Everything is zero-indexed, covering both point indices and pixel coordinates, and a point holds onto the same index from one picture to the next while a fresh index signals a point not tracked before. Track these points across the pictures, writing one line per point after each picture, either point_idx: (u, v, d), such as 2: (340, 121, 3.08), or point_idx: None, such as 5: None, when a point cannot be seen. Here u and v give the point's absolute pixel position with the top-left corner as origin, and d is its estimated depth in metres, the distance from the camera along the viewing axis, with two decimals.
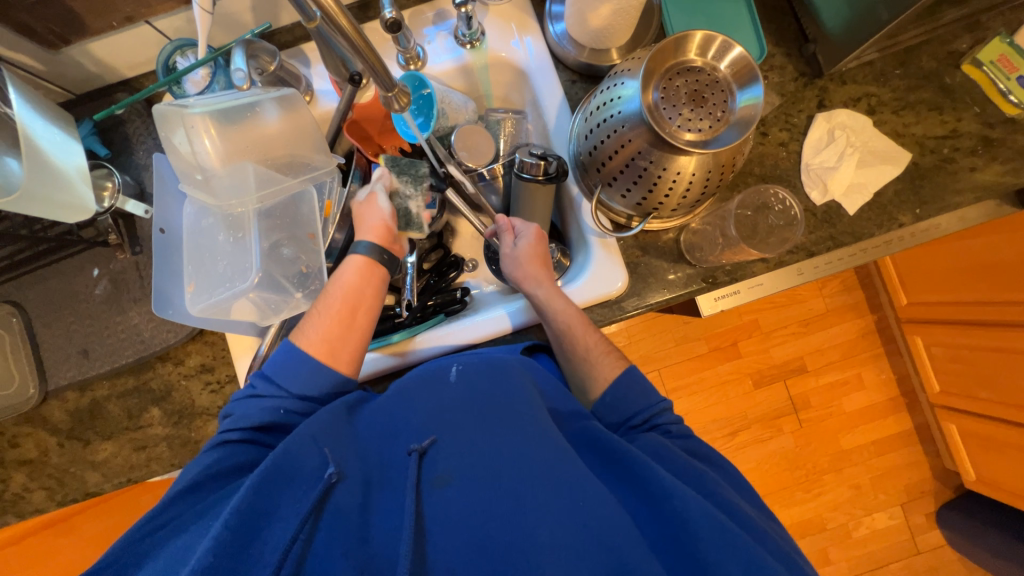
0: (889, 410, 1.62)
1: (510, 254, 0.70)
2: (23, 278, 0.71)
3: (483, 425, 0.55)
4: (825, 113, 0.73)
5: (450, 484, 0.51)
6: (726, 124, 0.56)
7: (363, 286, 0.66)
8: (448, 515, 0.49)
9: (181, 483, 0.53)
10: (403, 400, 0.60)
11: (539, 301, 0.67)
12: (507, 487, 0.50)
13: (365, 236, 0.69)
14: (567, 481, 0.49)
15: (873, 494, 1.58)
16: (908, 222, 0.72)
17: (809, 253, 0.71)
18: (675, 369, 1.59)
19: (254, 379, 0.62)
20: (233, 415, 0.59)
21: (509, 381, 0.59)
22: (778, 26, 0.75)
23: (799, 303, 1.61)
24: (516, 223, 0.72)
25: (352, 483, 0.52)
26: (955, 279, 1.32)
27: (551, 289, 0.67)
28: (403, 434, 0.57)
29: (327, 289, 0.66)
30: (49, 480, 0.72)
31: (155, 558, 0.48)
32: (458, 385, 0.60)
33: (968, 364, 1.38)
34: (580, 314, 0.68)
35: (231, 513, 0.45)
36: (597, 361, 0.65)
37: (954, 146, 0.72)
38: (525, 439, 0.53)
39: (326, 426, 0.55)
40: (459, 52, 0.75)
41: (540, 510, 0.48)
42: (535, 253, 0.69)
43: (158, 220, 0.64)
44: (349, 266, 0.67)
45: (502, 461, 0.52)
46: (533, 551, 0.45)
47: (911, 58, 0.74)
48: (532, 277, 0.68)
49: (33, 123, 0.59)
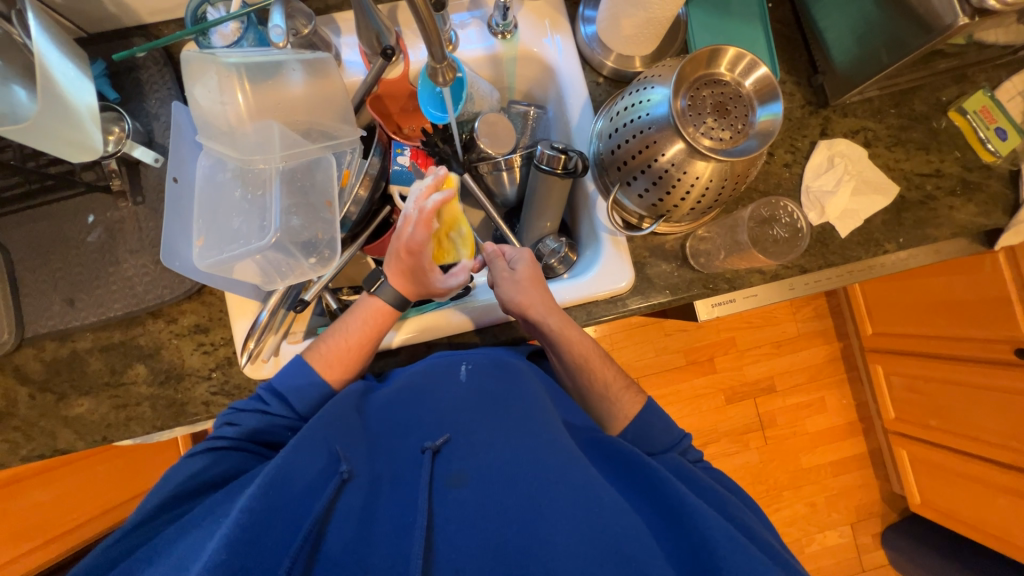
0: (847, 433, 1.71)
1: (520, 283, 0.67)
2: (9, 216, 0.67)
3: (494, 424, 0.58)
4: (827, 141, 0.78)
5: (465, 484, 0.52)
6: (746, 136, 0.60)
7: (377, 331, 0.66)
8: (461, 514, 0.50)
9: (180, 479, 0.54)
10: (413, 398, 0.61)
11: (551, 331, 0.66)
12: (523, 489, 0.51)
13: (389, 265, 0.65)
14: (580, 484, 0.51)
15: (827, 513, 1.67)
16: (891, 250, 0.78)
17: (802, 270, 0.76)
18: (653, 379, 1.64)
19: (263, 394, 0.61)
20: (238, 425, 0.58)
21: (517, 386, 0.63)
22: (790, 55, 0.81)
23: (774, 324, 1.69)
24: (508, 250, 0.72)
25: (361, 482, 0.52)
26: (919, 313, 1.42)
27: (563, 321, 0.67)
28: (414, 432, 0.58)
29: (344, 319, 0.67)
30: (13, 433, 0.68)
31: (161, 558, 0.46)
32: (467, 385, 0.62)
33: (922, 393, 1.48)
34: (587, 343, 0.69)
35: (240, 512, 0.44)
36: (617, 398, 0.68)
37: (937, 185, 0.79)
38: (537, 443, 0.55)
39: (336, 422, 0.56)
40: (491, 41, 0.77)
41: (556, 514, 0.49)
42: (533, 282, 0.68)
43: (173, 168, 0.63)
44: (370, 301, 0.67)
45: (517, 464, 0.53)
46: (550, 554, 0.46)
47: (905, 99, 0.80)
48: (544, 307, 0.66)
49: (47, 53, 0.56)
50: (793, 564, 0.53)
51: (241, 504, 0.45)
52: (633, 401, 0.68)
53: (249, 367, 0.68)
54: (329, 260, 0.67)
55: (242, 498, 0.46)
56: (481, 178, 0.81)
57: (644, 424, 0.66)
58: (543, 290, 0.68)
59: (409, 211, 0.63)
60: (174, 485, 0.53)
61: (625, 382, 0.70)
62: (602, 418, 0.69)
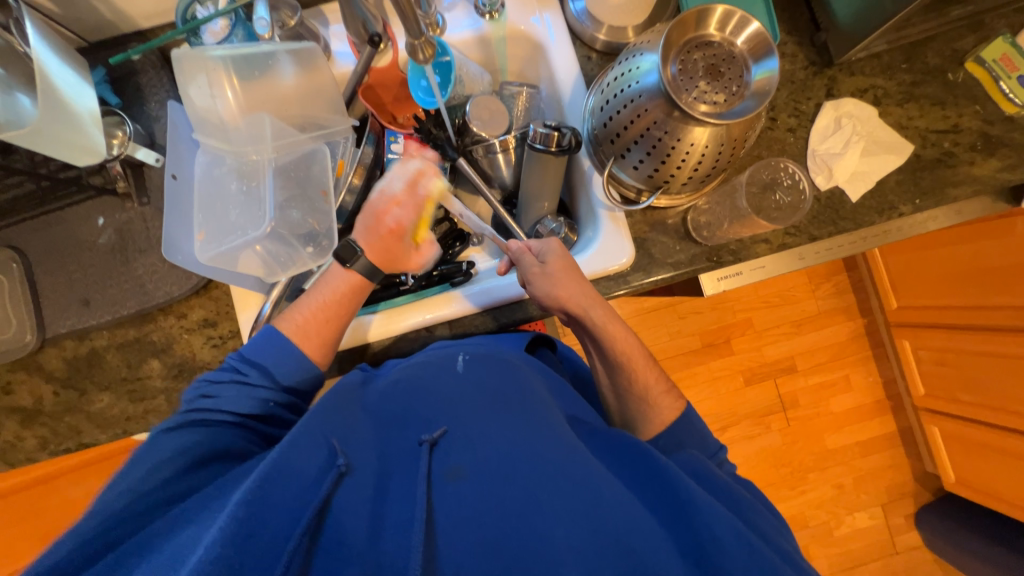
0: (874, 412, 1.65)
1: (554, 271, 0.66)
2: (26, 223, 0.70)
3: (489, 412, 0.58)
4: (833, 102, 0.75)
5: (462, 478, 0.52)
6: (741, 97, 0.58)
7: (348, 300, 0.66)
8: (459, 509, 0.49)
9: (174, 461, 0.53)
10: (409, 389, 0.61)
11: (593, 322, 0.66)
12: (522, 484, 0.50)
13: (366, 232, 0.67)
14: (577, 477, 0.51)
15: (855, 494, 1.62)
16: (907, 212, 0.74)
17: (811, 237, 0.73)
18: (668, 363, 1.61)
19: (238, 364, 0.62)
20: (218, 397, 0.59)
21: (512, 376, 0.63)
22: (790, 15, 0.77)
23: (792, 303, 1.64)
24: (534, 243, 0.69)
25: (360, 475, 0.52)
26: (946, 283, 1.35)
27: (605, 312, 0.67)
28: (411, 425, 0.58)
29: (312, 290, 0.66)
30: (41, 428, 0.71)
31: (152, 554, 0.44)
32: (461, 376, 0.63)
33: (954, 367, 1.41)
34: (627, 336, 0.68)
35: (236, 505, 0.45)
36: (657, 403, 0.67)
37: (955, 141, 0.75)
38: (535, 436, 0.55)
39: (331, 417, 0.56)
40: (478, 22, 0.76)
41: (553, 509, 0.48)
42: (566, 272, 0.66)
43: (170, 165, 0.64)
44: (342, 272, 0.66)
45: (514, 457, 0.52)
46: (552, 551, 0.46)
47: (917, 53, 0.76)
48: (585, 297, 0.66)
49: (47, 60, 0.59)
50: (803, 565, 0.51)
51: (235, 502, 0.45)
52: (664, 404, 0.67)
53: None
54: (327, 249, 0.68)
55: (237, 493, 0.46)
56: (476, 162, 0.80)
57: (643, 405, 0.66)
58: (578, 275, 0.67)
59: (389, 184, 0.68)
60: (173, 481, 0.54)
61: (641, 364, 0.68)
62: (635, 421, 0.68)
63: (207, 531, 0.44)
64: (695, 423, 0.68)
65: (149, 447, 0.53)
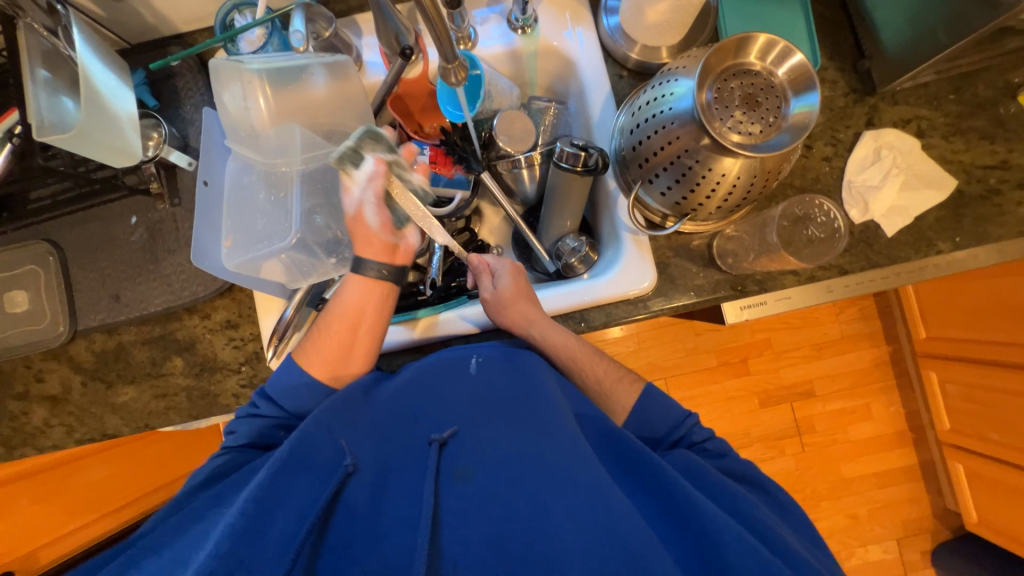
0: (895, 443, 1.60)
1: (490, 296, 0.68)
2: (63, 218, 0.73)
3: (501, 416, 0.56)
4: (873, 131, 0.72)
5: (469, 479, 0.50)
6: (778, 129, 0.56)
7: (372, 309, 0.64)
8: (462, 509, 0.48)
9: (198, 477, 0.56)
10: (420, 389, 0.60)
11: (537, 339, 0.66)
12: (530, 486, 0.49)
13: (373, 223, 0.63)
14: (583, 482, 0.47)
15: (869, 526, 1.57)
16: (946, 250, 0.71)
17: (842, 272, 0.71)
18: (682, 379, 1.59)
19: (256, 398, 0.63)
20: (235, 432, 0.61)
21: (525, 376, 0.60)
22: (833, 38, 0.75)
23: (815, 326, 1.59)
24: (491, 263, 0.72)
25: (367, 472, 0.52)
26: (981, 317, 1.30)
27: (546, 328, 0.66)
28: (423, 422, 0.57)
29: (330, 306, 0.64)
30: (68, 416, 0.74)
31: (164, 551, 0.47)
32: (476, 379, 0.60)
33: (984, 405, 1.36)
34: (573, 343, 0.67)
35: (247, 501, 0.45)
36: (612, 392, 0.66)
37: (1002, 178, 0.71)
38: (545, 438, 0.52)
39: (340, 412, 0.55)
40: (511, 37, 0.76)
41: (562, 512, 0.46)
42: (517, 295, 0.68)
43: (203, 172, 0.66)
44: (357, 285, 0.64)
45: (522, 457, 0.51)
46: (552, 555, 0.44)
47: (966, 84, 0.73)
48: (518, 314, 0.66)
49: (92, 65, 0.60)
50: (811, 563, 0.46)
51: (245, 498, 0.45)
52: (629, 392, 0.65)
53: (275, 362, 0.71)
54: (349, 260, 0.70)
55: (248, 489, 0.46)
56: (500, 176, 0.80)
57: (650, 410, 0.64)
58: (516, 292, 0.67)
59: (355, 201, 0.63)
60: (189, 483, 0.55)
61: (620, 372, 0.68)
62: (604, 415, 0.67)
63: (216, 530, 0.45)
64: (665, 399, 0.64)
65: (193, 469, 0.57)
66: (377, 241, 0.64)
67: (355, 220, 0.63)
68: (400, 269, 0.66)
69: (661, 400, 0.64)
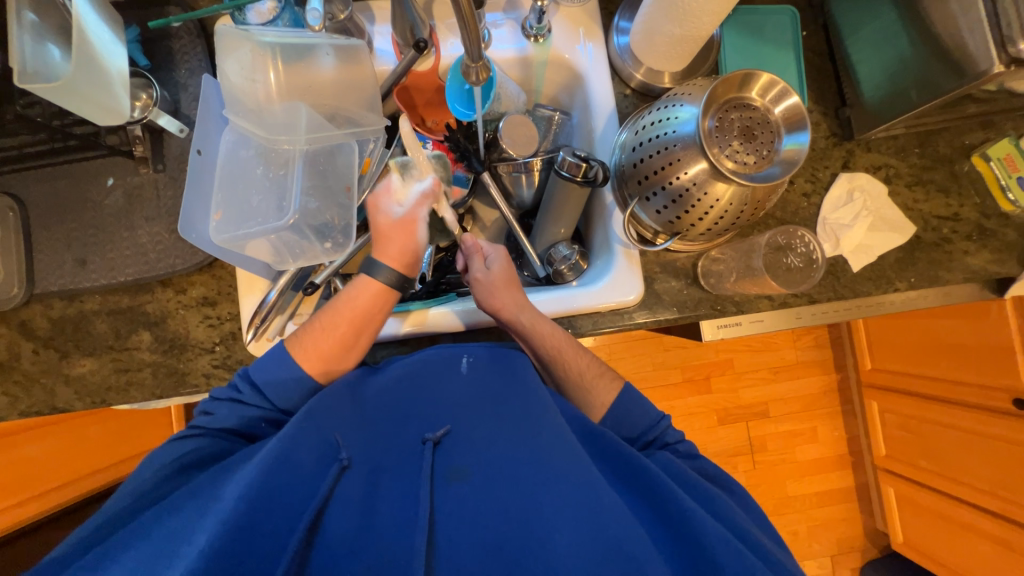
0: (836, 465, 1.70)
1: (476, 278, 0.70)
2: (28, 172, 0.68)
3: (495, 419, 0.57)
4: (848, 174, 0.78)
5: (466, 478, 0.51)
6: (770, 162, 0.61)
7: (375, 310, 0.63)
8: (459, 511, 0.48)
9: (169, 463, 0.53)
10: (414, 386, 0.60)
11: (524, 327, 0.67)
12: (525, 488, 0.50)
13: (421, 238, 0.67)
14: (577, 483, 0.49)
15: (807, 542, 1.67)
16: (902, 288, 0.77)
17: (811, 300, 0.76)
18: (648, 392, 1.64)
19: (239, 381, 0.60)
20: (212, 415, 0.58)
21: (518, 380, 0.60)
22: (820, 85, 0.81)
23: (773, 350, 1.68)
24: (485, 247, 0.74)
25: (359, 471, 0.51)
26: (921, 354, 1.42)
27: (534, 316, 0.67)
28: (414, 422, 0.56)
29: (334, 302, 0.62)
30: (14, 386, 0.68)
31: (135, 547, 0.43)
32: (468, 380, 0.61)
33: (917, 435, 1.48)
34: (559, 336, 0.67)
35: (238, 501, 0.43)
36: (591, 388, 0.67)
37: (954, 229, 0.79)
38: (540, 441, 0.53)
39: (325, 409, 0.53)
40: (524, 43, 0.77)
41: (557, 513, 0.47)
42: (507, 283, 0.69)
43: (197, 140, 0.64)
44: (367, 286, 0.62)
45: (516, 460, 0.52)
46: (550, 557, 0.44)
47: (930, 140, 0.80)
48: (501, 300, 0.67)
49: (86, 15, 0.57)
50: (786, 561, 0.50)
51: (236, 497, 0.43)
52: (600, 395, 0.67)
53: (253, 344, 0.68)
54: (343, 245, 0.67)
55: (236, 489, 0.44)
56: (500, 178, 0.81)
57: (631, 417, 0.66)
58: (506, 279, 0.69)
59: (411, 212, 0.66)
60: (160, 466, 0.53)
61: (600, 369, 0.69)
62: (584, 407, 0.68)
63: (204, 526, 0.43)
64: (644, 400, 0.67)
65: (160, 454, 0.54)
66: (411, 254, 0.66)
67: (404, 225, 0.66)
68: (408, 280, 0.65)
69: (639, 401, 0.66)
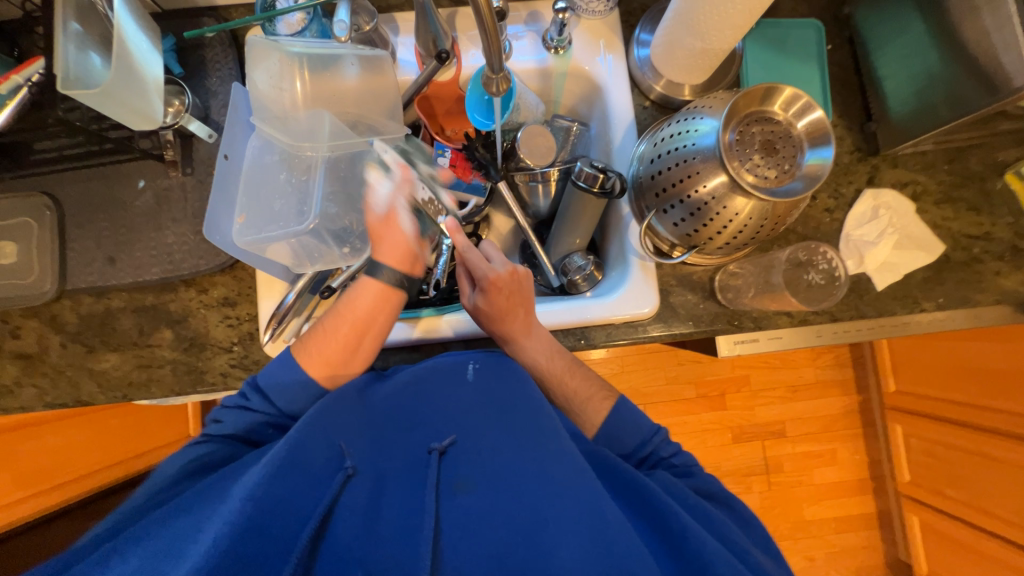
0: (857, 490, 1.64)
1: (470, 306, 0.68)
2: (65, 173, 0.71)
3: (501, 429, 0.56)
4: (873, 190, 0.77)
5: (471, 490, 0.51)
6: (792, 176, 0.60)
7: (378, 313, 0.63)
8: (463, 522, 0.48)
9: (181, 460, 0.54)
10: (419, 393, 0.60)
11: (515, 353, 0.68)
12: (529, 500, 0.49)
13: (406, 227, 0.65)
14: (582, 497, 0.48)
15: (825, 568, 1.61)
16: (929, 308, 0.75)
17: (833, 318, 0.74)
18: (660, 407, 1.61)
19: (246, 389, 0.61)
20: (223, 422, 0.59)
21: (520, 390, 0.60)
22: (845, 99, 0.79)
23: (792, 367, 1.64)
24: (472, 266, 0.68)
25: (365, 478, 0.51)
26: (950, 377, 1.36)
27: (525, 344, 0.67)
28: (421, 430, 0.57)
29: (338, 306, 0.63)
30: (42, 378, 0.70)
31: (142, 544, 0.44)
32: (474, 388, 0.61)
33: (943, 462, 1.41)
34: (553, 358, 0.68)
35: (244, 501, 0.43)
36: (585, 408, 0.67)
37: (985, 248, 0.76)
38: (546, 454, 0.52)
39: (332, 414, 0.54)
40: (544, 55, 0.78)
41: (561, 528, 0.46)
42: (505, 307, 0.66)
43: (225, 146, 0.66)
44: (369, 287, 0.62)
45: (522, 471, 0.51)
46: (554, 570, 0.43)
47: (960, 157, 0.78)
48: (498, 331, 0.67)
49: (127, 25, 0.60)
50: None
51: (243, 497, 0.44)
52: (601, 408, 0.66)
53: (270, 346, 0.70)
54: (361, 251, 0.70)
55: (245, 488, 0.45)
56: (515, 187, 0.81)
57: (643, 432, 0.64)
58: (507, 306, 0.66)
59: (390, 199, 0.66)
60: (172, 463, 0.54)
61: (593, 390, 0.68)
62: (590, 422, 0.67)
63: (210, 525, 0.43)
64: (638, 414, 0.66)
65: (173, 451, 0.55)
66: (403, 248, 0.65)
67: (387, 220, 0.65)
68: (411, 278, 0.65)
69: (634, 414, 0.65)
